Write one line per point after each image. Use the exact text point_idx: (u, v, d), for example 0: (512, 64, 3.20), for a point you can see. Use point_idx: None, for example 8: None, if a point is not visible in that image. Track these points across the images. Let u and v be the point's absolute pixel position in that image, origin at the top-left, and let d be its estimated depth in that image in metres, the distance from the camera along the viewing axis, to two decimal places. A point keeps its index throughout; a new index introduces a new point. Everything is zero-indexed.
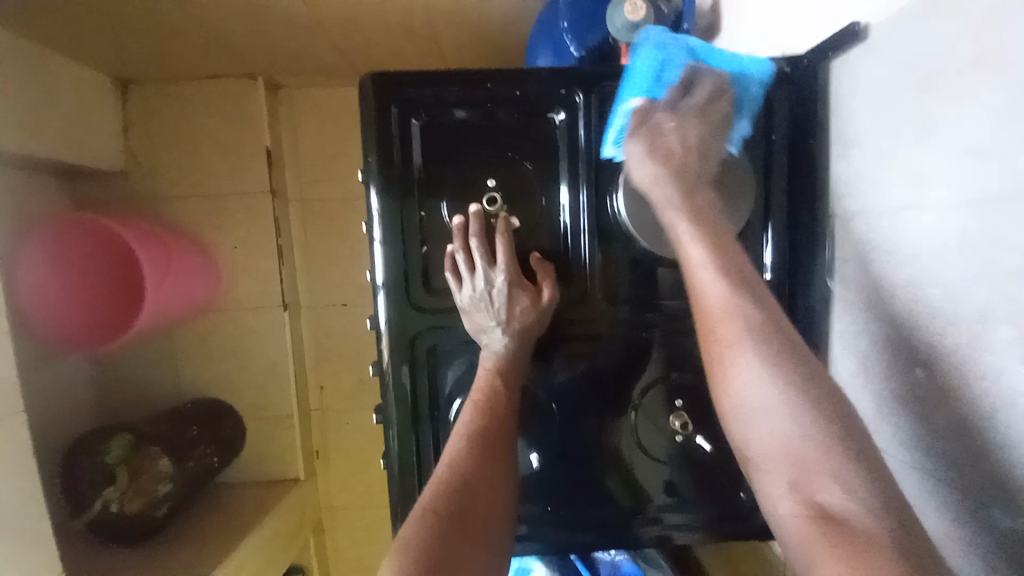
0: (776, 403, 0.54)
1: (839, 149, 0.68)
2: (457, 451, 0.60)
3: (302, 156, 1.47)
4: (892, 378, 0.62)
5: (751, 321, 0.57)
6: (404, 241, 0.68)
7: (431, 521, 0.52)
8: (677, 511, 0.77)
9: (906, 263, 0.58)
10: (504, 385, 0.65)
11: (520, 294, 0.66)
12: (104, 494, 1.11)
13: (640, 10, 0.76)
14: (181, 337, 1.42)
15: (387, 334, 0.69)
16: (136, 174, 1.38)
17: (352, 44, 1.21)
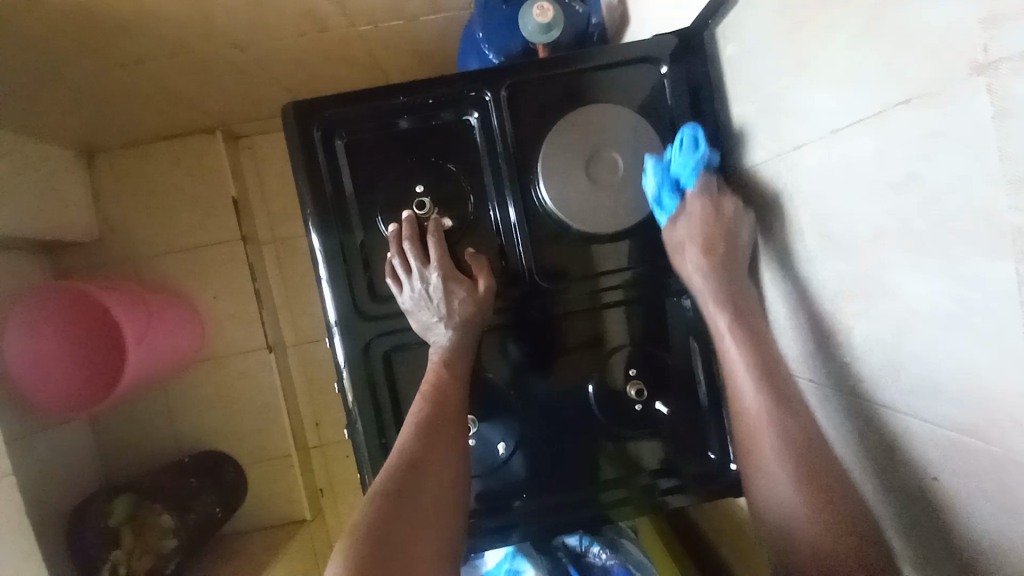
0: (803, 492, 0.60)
1: (753, 142, 0.69)
2: (407, 437, 0.62)
3: (268, 199, 1.51)
4: (845, 433, 0.64)
5: (782, 418, 0.63)
6: (345, 257, 0.71)
7: (379, 499, 0.56)
8: (659, 477, 0.79)
9: (840, 259, 0.58)
10: (451, 372, 0.67)
11: (457, 287, 0.68)
12: (113, 557, 1.12)
13: (548, 12, 0.83)
14: (174, 391, 1.44)
15: (343, 353, 0.71)
16: (111, 241, 1.42)
17: (299, 86, 1.27)
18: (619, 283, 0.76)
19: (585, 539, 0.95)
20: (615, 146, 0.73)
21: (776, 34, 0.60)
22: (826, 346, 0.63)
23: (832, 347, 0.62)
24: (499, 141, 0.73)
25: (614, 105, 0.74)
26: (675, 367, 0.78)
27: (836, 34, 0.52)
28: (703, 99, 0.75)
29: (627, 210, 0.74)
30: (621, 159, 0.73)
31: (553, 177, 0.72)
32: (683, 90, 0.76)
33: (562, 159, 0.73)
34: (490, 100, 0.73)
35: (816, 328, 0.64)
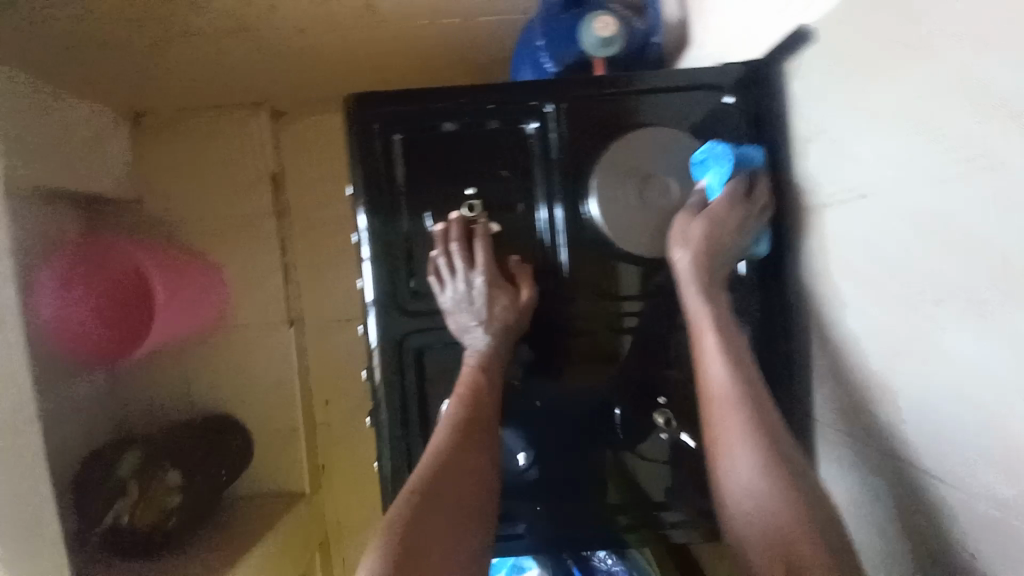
0: (769, 486, 0.63)
1: (805, 172, 0.70)
2: (441, 439, 0.64)
3: (304, 178, 1.53)
4: (861, 435, 0.66)
5: (752, 417, 0.66)
6: (390, 251, 0.72)
7: (411, 500, 0.60)
8: (670, 508, 0.79)
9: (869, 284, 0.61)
10: (487, 378, 0.68)
11: (500, 294, 0.69)
12: (117, 506, 1.12)
13: (610, 27, 0.82)
14: (191, 355, 1.46)
15: (376, 340, 0.72)
16: (150, 201, 1.45)
17: (348, 71, 1.27)
18: (655, 307, 0.76)
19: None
20: (671, 173, 0.73)
21: (847, 85, 0.59)
22: (863, 409, 0.65)
23: (870, 412, 0.64)
24: (555, 153, 0.74)
25: (672, 129, 0.74)
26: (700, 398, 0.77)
27: (898, 91, 0.53)
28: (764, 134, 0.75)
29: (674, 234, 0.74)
30: (675, 185, 0.74)
31: (608, 197, 0.72)
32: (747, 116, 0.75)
33: (616, 178, 0.73)
34: (550, 112, 0.73)
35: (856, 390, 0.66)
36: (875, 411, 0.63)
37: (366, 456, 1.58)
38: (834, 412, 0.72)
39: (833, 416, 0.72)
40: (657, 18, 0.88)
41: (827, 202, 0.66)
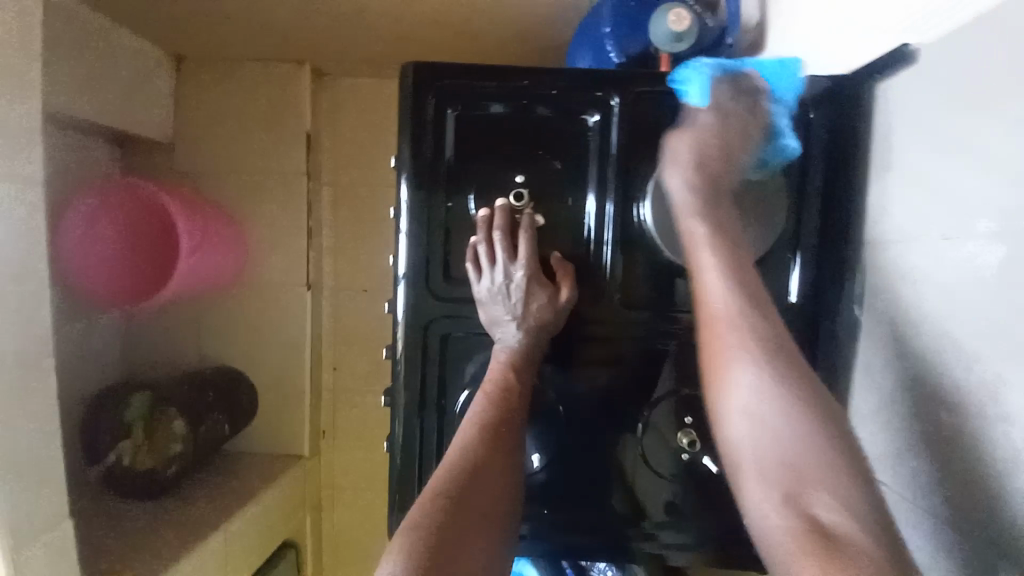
0: (779, 415, 0.57)
1: (872, 195, 0.62)
2: (468, 438, 0.62)
3: (339, 142, 1.50)
4: (900, 422, 0.59)
5: (763, 339, 0.60)
6: (429, 230, 0.69)
7: (439, 504, 0.56)
8: (674, 530, 0.76)
9: (932, 296, 0.54)
10: (518, 378, 0.66)
11: (539, 291, 0.67)
12: (119, 447, 1.15)
13: (684, 21, 0.77)
14: (207, 305, 1.46)
15: (402, 317, 0.70)
16: (182, 146, 1.42)
17: (398, 37, 1.23)
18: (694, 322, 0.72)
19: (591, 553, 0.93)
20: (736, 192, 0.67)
21: (946, 117, 0.53)
22: (921, 420, 0.56)
23: (928, 422, 0.55)
24: (616, 149, 0.69)
25: (742, 138, 0.68)
26: None
27: (1004, 120, 0.46)
28: (838, 157, 0.67)
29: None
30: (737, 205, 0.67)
31: (663, 203, 0.67)
32: (823, 139, 0.67)
33: (676, 186, 0.67)
34: (614, 106, 0.69)
35: (910, 397, 0.57)
36: (936, 420, 0.54)
37: (368, 427, 1.58)
38: (880, 430, 0.62)
39: (879, 433, 0.63)
40: (734, 16, 0.84)
41: (893, 238, 0.59)
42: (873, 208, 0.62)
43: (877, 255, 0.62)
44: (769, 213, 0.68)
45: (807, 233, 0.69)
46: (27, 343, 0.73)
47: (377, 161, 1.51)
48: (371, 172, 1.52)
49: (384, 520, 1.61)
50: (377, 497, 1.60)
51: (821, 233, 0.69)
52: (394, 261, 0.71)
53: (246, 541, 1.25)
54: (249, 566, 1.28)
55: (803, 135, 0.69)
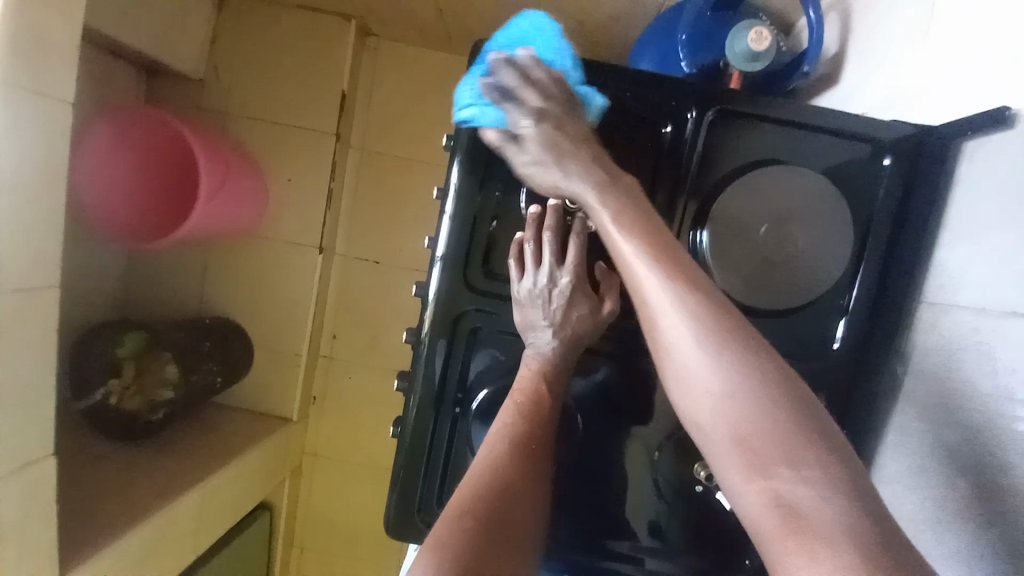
0: (728, 382, 0.49)
1: (937, 258, 0.60)
2: (496, 451, 0.59)
3: (374, 107, 1.46)
4: (940, 484, 0.56)
5: (688, 296, 0.52)
6: (475, 218, 0.67)
7: (468, 524, 0.52)
8: (657, 557, 0.72)
9: (995, 373, 0.51)
10: (550, 391, 0.64)
11: (581, 301, 0.65)
12: (109, 384, 1.13)
13: (764, 40, 0.74)
14: (215, 251, 1.43)
15: (433, 299, 0.67)
16: (212, 87, 1.37)
17: (453, 8, 1.18)
18: None
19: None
20: (799, 223, 0.62)
21: None
22: (968, 439, 0.54)
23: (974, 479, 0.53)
24: (687, 180, 0.65)
25: (816, 175, 0.63)
26: None
27: None
28: (911, 211, 0.64)
29: (790, 293, 0.64)
30: (800, 235, 0.62)
31: (717, 229, 0.63)
32: (896, 192, 0.64)
33: (738, 221, 0.63)
34: (691, 118, 0.64)
35: (951, 438, 0.55)
36: (987, 441, 0.52)
37: (360, 400, 1.56)
38: (909, 473, 0.60)
39: (913, 452, 0.60)
40: (816, 43, 0.78)
41: (951, 306, 0.57)
42: (939, 269, 0.59)
43: (927, 320, 0.60)
44: (839, 248, 0.63)
45: (866, 274, 0.65)
46: (37, 270, 0.70)
47: (409, 132, 1.47)
48: (402, 143, 1.47)
49: (362, 494, 1.60)
50: (358, 471, 1.59)
51: (884, 281, 0.65)
52: (433, 241, 0.69)
53: (224, 497, 1.23)
54: (224, 522, 1.27)
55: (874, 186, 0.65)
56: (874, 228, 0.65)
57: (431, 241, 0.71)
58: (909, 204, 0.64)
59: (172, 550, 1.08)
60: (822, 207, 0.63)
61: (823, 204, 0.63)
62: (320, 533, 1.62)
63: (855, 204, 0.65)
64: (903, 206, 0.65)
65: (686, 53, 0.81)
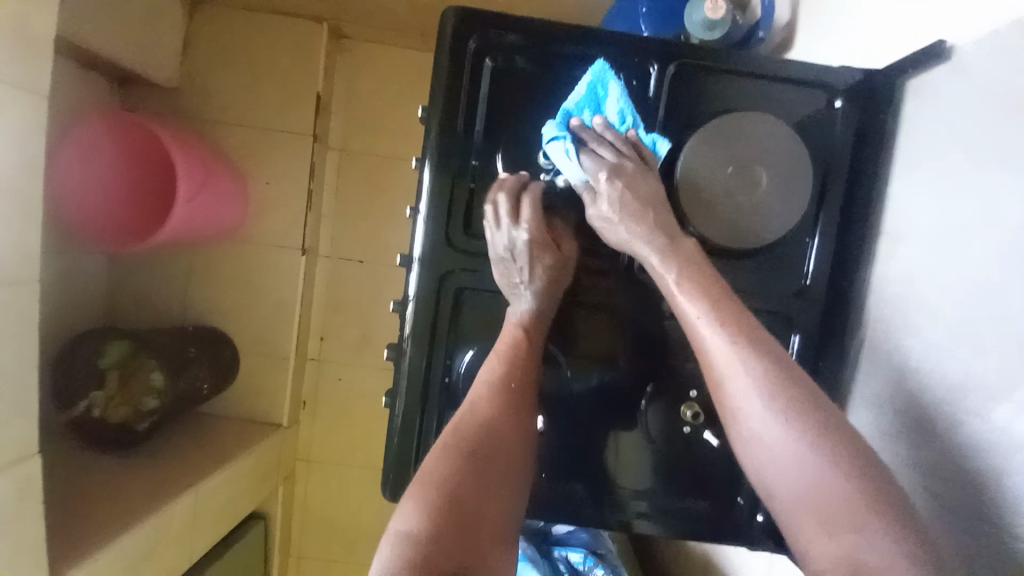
0: (796, 441, 0.52)
1: (890, 192, 0.64)
2: (480, 394, 0.64)
3: (351, 107, 1.48)
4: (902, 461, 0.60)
5: (754, 354, 0.55)
6: (448, 213, 0.70)
7: (453, 452, 0.59)
8: (643, 499, 0.75)
9: (946, 305, 0.56)
10: (529, 335, 0.68)
11: (543, 254, 0.67)
12: (92, 397, 1.11)
13: (720, 9, 0.77)
14: (197, 258, 1.42)
15: (414, 293, 0.70)
16: (186, 95, 1.38)
17: (424, 5, 1.21)
18: None
19: (590, 560, 0.96)
20: (761, 162, 0.64)
21: (979, 119, 0.54)
22: (929, 427, 0.57)
23: (935, 458, 0.56)
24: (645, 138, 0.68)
25: (778, 121, 0.64)
26: None
27: None
28: (865, 155, 0.67)
29: (749, 234, 0.65)
30: (762, 176, 0.64)
31: (687, 174, 0.64)
32: (850, 136, 0.68)
33: (707, 161, 0.64)
34: (653, 72, 0.68)
35: (912, 421, 0.59)
36: (946, 422, 0.55)
37: (351, 401, 1.55)
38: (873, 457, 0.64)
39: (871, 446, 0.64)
40: (768, 11, 0.83)
41: (910, 236, 0.61)
42: (896, 206, 0.63)
43: (886, 252, 0.64)
44: (801, 181, 0.65)
45: (832, 204, 0.68)
46: (16, 262, 0.70)
47: (388, 131, 1.49)
48: (380, 141, 1.49)
49: (358, 498, 1.58)
50: (354, 474, 1.57)
51: (847, 214, 0.68)
52: (409, 247, 0.72)
53: (216, 505, 1.21)
54: (217, 530, 1.24)
55: (830, 129, 0.68)
56: (833, 169, 0.68)
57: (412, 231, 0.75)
58: (863, 142, 0.68)
59: (164, 557, 1.06)
60: (778, 145, 0.64)
61: (779, 142, 0.64)
62: (318, 541, 1.59)
63: (815, 148, 0.68)
64: (858, 147, 0.68)
65: (646, 21, 0.86)
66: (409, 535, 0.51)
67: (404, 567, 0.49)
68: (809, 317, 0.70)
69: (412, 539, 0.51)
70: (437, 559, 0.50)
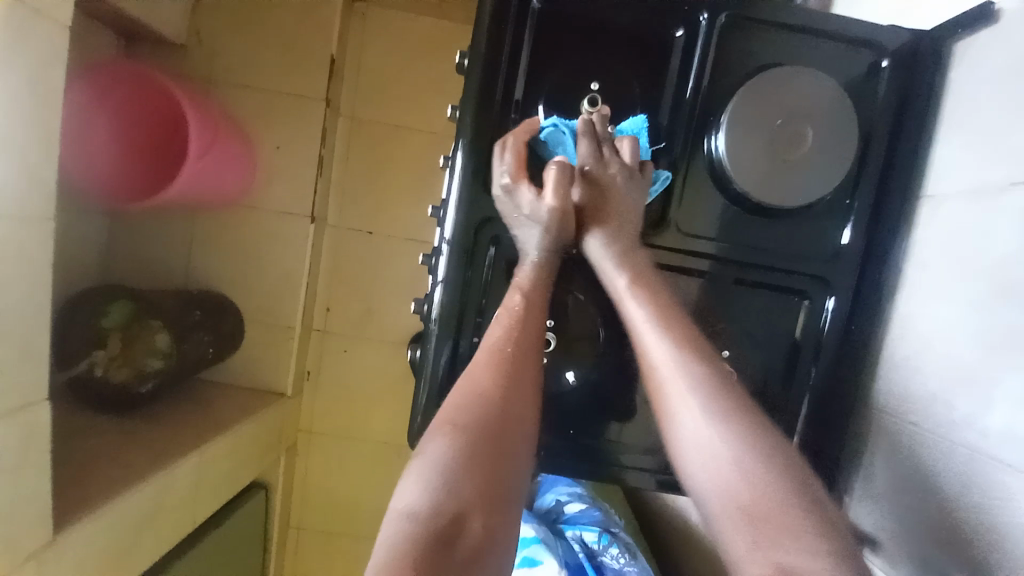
0: (721, 433, 0.53)
1: (935, 153, 0.67)
2: (478, 362, 0.62)
3: (364, 72, 1.45)
4: (908, 444, 0.64)
5: (695, 368, 0.57)
6: (481, 191, 0.73)
7: (448, 428, 0.55)
8: (647, 455, 0.78)
9: (982, 268, 0.58)
10: (539, 293, 0.68)
11: (520, 196, 0.68)
12: (92, 356, 1.07)
13: None
14: (201, 222, 1.39)
15: (444, 279, 0.73)
16: (195, 54, 1.34)
17: None
18: (742, 258, 0.72)
19: (605, 538, 0.93)
20: (809, 121, 0.66)
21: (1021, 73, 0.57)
22: (931, 416, 0.61)
23: (935, 445, 0.60)
24: (689, 93, 0.70)
25: (825, 77, 0.66)
26: (767, 369, 0.74)
27: None
28: (906, 123, 0.69)
29: (778, 191, 0.67)
30: (809, 133, 0.66)
31: (736, 134, 0.66)
32: (891, 100, 0.69)
33: (757, 114, 0.66)
34: (703, 22, 0.69)
35: (916, 411, 0.63)
36: (944, 411, 0.59)
37: (356, 374, 1.53)
38: (881, 445, 0.67)
39: (882, 483, 0.67)
40: None
41: (953, 191, 0.63)
42: (938, 163, 0.66)
43: (927, 216, 0.66)
44: (845, 137, 0.66)
45: (872, 171, 0.70)
46: (33, 199, 0.68)
47: (403, 98, 1.46)
48: (394, 108, 1.46)
49: (359, 472, 1.57)
50: (354, 448, 1.56)
51: (887, 176, 0.70)
52: (440, 230, 0.75)
53: (218, 470, 1.19)
54: (219, 496, 1.23)
55: (873, 91, 0.70)
56: (875, 131, 0.70)
57: (439, 213, 0.78)
58: (909, 104, 0.69)
59: (169, 518, 1.04)
60: (822, 103, 0.66)
61: (822, 100, 0.66)
62: (317, 513, 1.58)
63: (858, 110, 0.70)
64: (902, 111, 0.70)
65: None
66: (410, 512, 0.50)
67: (407, 546, 0.47)
68: (844, 278, 0.72)
69: (412, 519, 0.49)
70: (436, 535, 0.48)
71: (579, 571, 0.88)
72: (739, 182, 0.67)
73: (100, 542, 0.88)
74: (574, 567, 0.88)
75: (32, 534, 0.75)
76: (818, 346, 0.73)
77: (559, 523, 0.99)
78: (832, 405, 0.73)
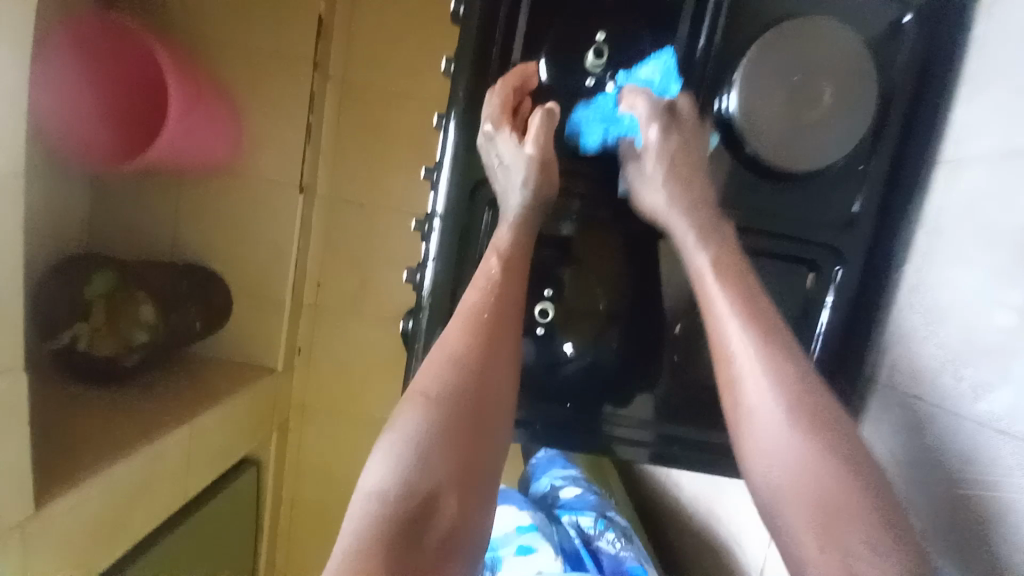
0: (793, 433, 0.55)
1: (955, 115, 0.64)
2: (453, 330, 0.59)
3: (356, 33, 1.38)
4: (914, 417, 0.62)
5: (776, 356, 0.57)
6: (476, 155, 0.69)
7: (418, 402, 0.54)
8: (644, 428, 0.77)
9: (1003, 235, 0.56)
10: (517, 256, 0.64)
11: (499, 144, 0.65)
12: (76, 328, 1.01)
13: None
14: (185, 191, 1.33)
15: (436, 249, 0.70)
16: (174, 10, 1.26)
17: None
18: (749, 226, 0.69)
19: (601, 523, 0.92)
20: (827, 77, 0.62)
21: None
22: (941, 388, 0.60)
23: (945, 418, 0.59)
24: (700, 52, 0.67)
25: (844, 29, 0.62)
26: None
27: None
28: (927, 88, 0.66)
29: (794, 152, 0.64)
30: (827, 90, 0.62)
31: (750, 92, 0.63)
32: (911, 60, 0.66)
33: (774, 69, 0.62)
34: None
35: (924, 382, 0.62)
36: (955, 382, 0.58)
37: (348, 350, 1.51)
38: (886, 418, 0.66)
39: (883, 455, 0.66)
40: None
41: (976, 155, 0.60)
42: (959, 126, 0.63)
43: (946, 182, 0.64)
44: (866, 96, 0.63)
45: (889, 135, 0.67)
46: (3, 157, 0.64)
47: (397, 63, 1.40)
48: (387, 73, 1.40)
49: (352, 448, 1.56)
50: (346, 424, 1.54)
51: (904, 140, 0.68)
52: (433, 198, 0.72)
53: (211, 444, 1.17)
54: (212, 470, 1.21)
55: (894, 49, 0.66)
56: (894, 92, 0.66)
57: (433, 177, 0.75)
58: (930, 63, 0.66)
59: (161, 491, 1.03)
60: (841, 57, 0.62)
61: (840, 52, 0.62)
62: (309, 487, 1.57)
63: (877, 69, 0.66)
64: (922, 72, 0.67)
65: None
66: (377, 493, 0.50)
67: (375, 529, 0.48)
68: (854, 248, 0.69)
69: (379, 498, 0.49)
70: (406, 520, 0.49)
71: (574, 557, 0.87)
72: (750, 143, 0.64)
73: (90, 516, 0.86)
74: (570, 553, 0.87)
75: (15, 507, 0.73)
76: (827, 318, 0.71)
77: (555, 507, 0.99)
78: (837, 379, 0.72)
